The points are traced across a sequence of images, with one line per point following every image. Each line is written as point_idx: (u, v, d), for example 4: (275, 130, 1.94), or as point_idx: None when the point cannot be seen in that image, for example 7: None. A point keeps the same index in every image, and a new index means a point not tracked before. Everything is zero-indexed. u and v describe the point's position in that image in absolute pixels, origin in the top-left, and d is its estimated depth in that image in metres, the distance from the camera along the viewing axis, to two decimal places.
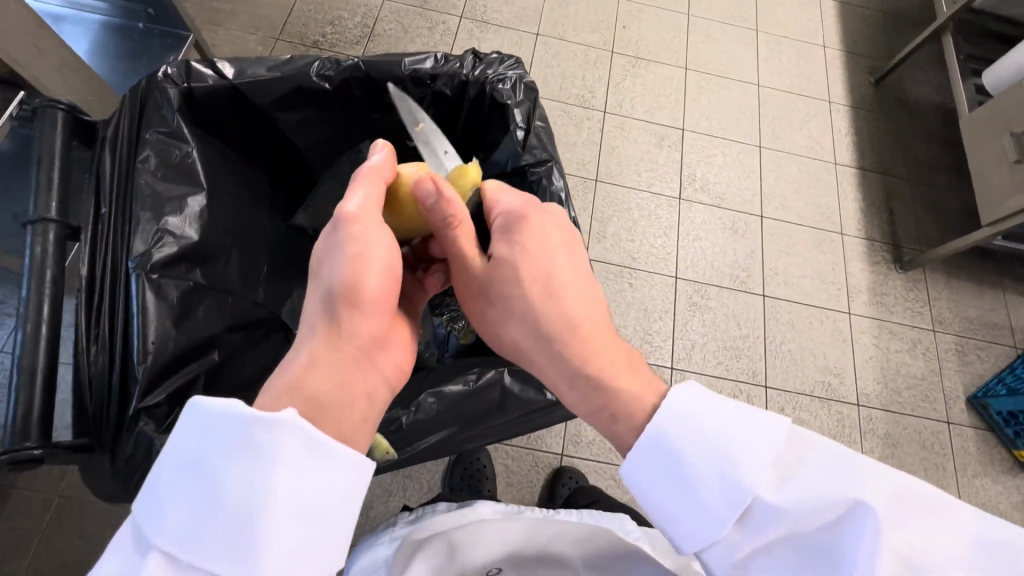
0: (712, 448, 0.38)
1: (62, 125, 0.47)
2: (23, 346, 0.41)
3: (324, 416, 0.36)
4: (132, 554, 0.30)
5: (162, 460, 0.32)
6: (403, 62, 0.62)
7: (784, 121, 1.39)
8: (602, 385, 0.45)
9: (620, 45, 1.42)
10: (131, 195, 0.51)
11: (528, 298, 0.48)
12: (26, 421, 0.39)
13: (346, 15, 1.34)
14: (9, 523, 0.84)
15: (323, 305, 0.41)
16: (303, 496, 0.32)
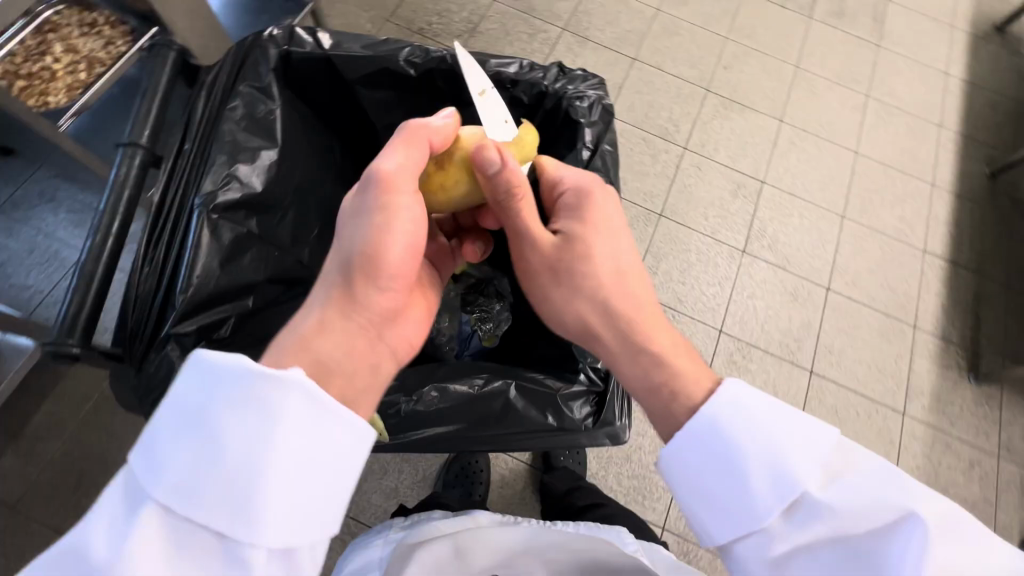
0: (768, 442, 0.39)
1: (171, 64, 0.52)
2: (88, 253, 0.45)
3: (329, 377, 0.39)
4: (130, 502, 0.32)
5: (164, 413, 0.34)
6: (489, 62, 0.62)
7: (875, 195, 1.30)
8: (660, 364, 0.46)
9: (717, 84, 1.38)
10: (214, 137, 0.55)
11: (599, 277, 0.49)
12: (74, 320, 0.43)
13: (455, 8, 1.39)
14: (53, 406, 0.93)
15: (342, 273, 0.43)
16: (304, 454, 0.34)
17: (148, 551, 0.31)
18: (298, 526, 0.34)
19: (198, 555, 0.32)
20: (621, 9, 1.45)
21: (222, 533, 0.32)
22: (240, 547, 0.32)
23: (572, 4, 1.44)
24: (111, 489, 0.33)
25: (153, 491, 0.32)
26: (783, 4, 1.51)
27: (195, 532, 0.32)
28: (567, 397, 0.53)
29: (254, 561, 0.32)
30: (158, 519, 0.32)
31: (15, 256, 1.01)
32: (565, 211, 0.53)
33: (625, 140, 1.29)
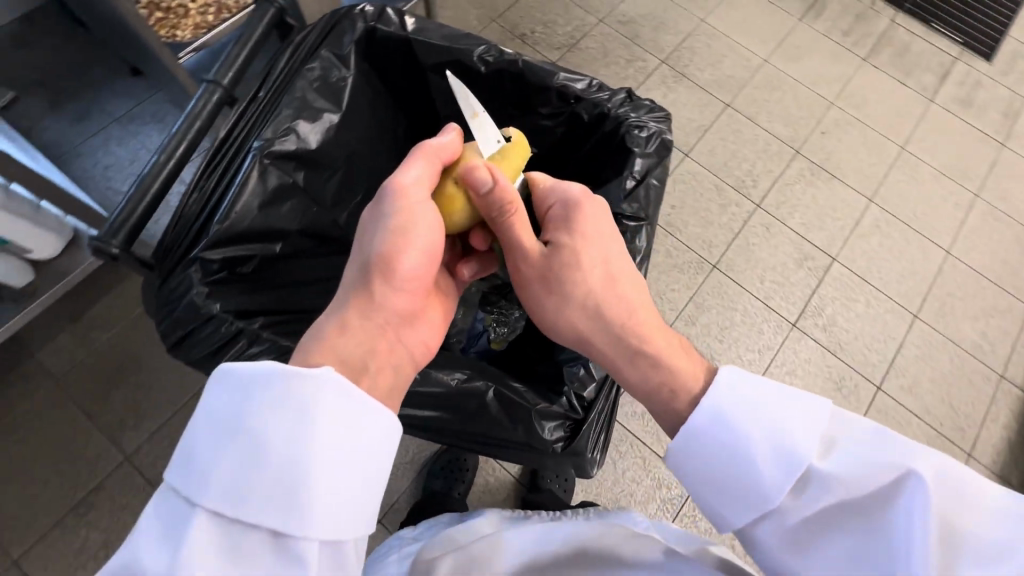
0: (769, 424, 0.39)
1: (267, 19, 0.57)
2: (151, 167, 0.49)
3: (357, 375, 0.38)
4: (178, 516, 0.32)
5: (200, 424, 0.34)
6: (558, 75, 0.63)
7: (959, 302, 1.19)
8: (660, 364, 0.45)
9: (809, 148, 1.32)
10: (286, 91, 0.59)
11: (588, 284, 0.48)
12: (122, 224, 0.47)
13: (561, 21, 1.41)
14: (112, 300, 1.02)
15: (361, 275, 0.44)
16: (341, 448, 0.34)
17: (205, 558, 0.30)
18: (343, 519, 0.33)
19: (252, 561, 0.31)
20: (727, 53, 1.41)
21: (276, 530, 0.31)
22: (293, 545, 0.32)
23: (678, 38, 1.42)
24: (156, 506, 0.32)
25: (200, 500, 0.31)
26: (904, 81, 1.42)
27: (249, 536, 0.31)
28: (542, 413, 0.52)
29: (309, 557, 0.32)
30: (210, 526, 0.31)
31: (119, 163, 1.12)
32: (554, 225, 0.52)
33: (696, 184, 1.26)
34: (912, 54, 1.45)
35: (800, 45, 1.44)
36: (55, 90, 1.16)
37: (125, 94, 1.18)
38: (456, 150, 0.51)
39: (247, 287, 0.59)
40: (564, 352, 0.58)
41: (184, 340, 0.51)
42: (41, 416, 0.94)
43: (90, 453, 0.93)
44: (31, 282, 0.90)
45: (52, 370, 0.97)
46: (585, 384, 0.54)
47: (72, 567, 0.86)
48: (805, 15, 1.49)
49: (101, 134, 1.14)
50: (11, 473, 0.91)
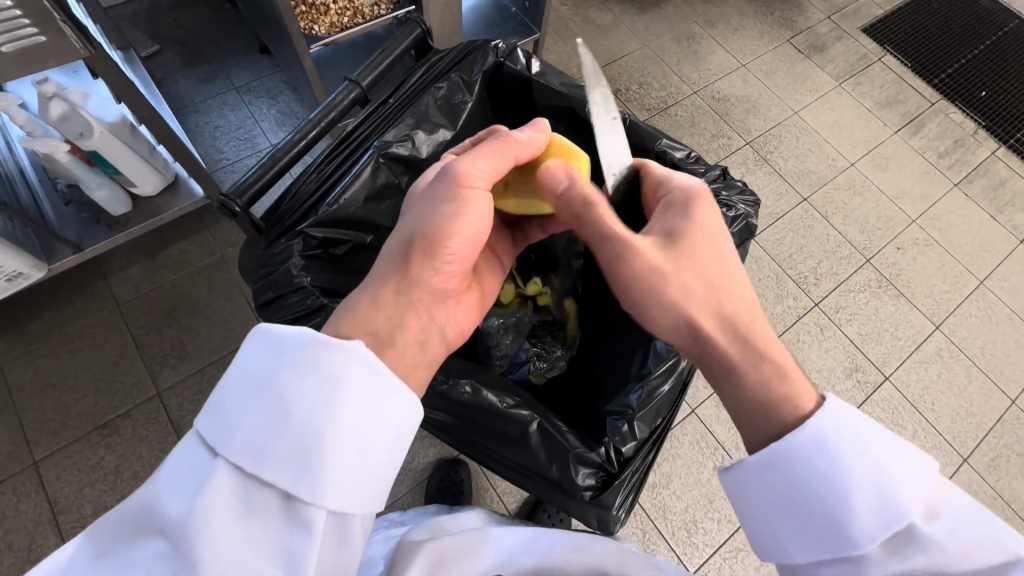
0: (874, 470, 0.38)
1: (412, 38, 0.64)
2: (284, 144, 0.55)
3: (383, 347, 0.41)
4: (200, 465, 0.32)
5: (230, 377, 0.34)
6: (660, 141, 0.66)
7: (1016, 458, 1.10)
8: (782, 373, 0.44)
9: (881, 260, 1.28)
10: (412, 104, 0.65)
11: (706, 271, 0.49)
12: (248, 187, 0.53)
13: (656, 85, 1.46)
14: (186, 247, 1.10)
15: (405, 252, 0.46)
16: (359, 420, 0.34)
17: (221, 508, 0.31)
18: (354, 494, 0.34)
19: (258, 517, 0.31)
20: (813, 149, 1.42)
21: (287, 493, 0.32)
22: (302, 510, 0.32)
23: (766, 124, 1.44)
24: (181, 451, 0.33)
25: (222, 450, 0.32)
26: (995, 216, 1.37)
27: (260, 493, 0.32)
28: (579, 458, 0.53)
29: (316, 528, 0.32)
30: (228, 477, 0.32)
31: (227, 126, 1.22)
32: (669, 206, 0.54)
33: (757, 269, 1.24)
34: (1008, 191, 1.41)
35: (891, 157, 1.43)
36: (192, 52, 1.29)
37: (249, 67, 1.29)
38: (539, 146, 0.55)
39: (336, 268, 0.62)
40: (612, 404, 0.59)
41: (273, 302, 0.55)
42: (96, 335, 1.01)
43: (129, 381, 0.98)
44: (126, 213, 0.98)
45: (118, 295, 1.05)
46: (626, 440, 0.54)
47: (82, 483, 0.90)
48: (902, 129, 1.48)
49: (219, 97, 1.25)
50: (56, 380, 0.97)
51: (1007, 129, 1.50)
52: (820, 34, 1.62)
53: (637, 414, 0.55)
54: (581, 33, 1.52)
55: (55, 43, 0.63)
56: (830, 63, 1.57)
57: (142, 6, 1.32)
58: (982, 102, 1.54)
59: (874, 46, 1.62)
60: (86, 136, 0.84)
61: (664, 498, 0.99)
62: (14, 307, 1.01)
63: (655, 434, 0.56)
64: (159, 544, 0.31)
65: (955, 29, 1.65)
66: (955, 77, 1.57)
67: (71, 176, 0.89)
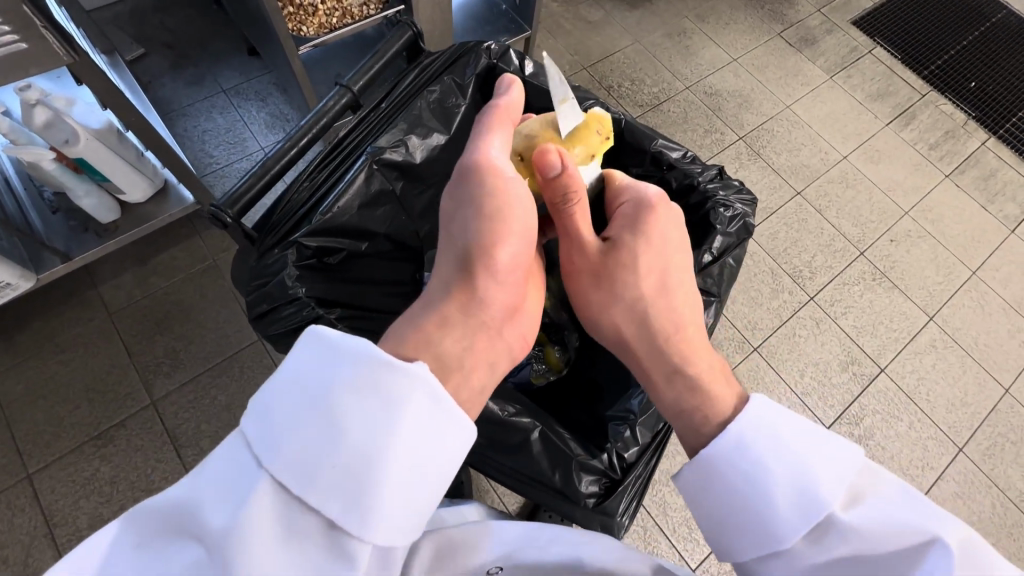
0: (791, 460, 0.38)
1: (403, 40, 0.63)
2: (275, 151, 0.54)
3: (450, 372, 0.40)
4: (243, 475, 0.31)
5: (283, 385, 0.33)
6: (657, 141, 0.66)
7: (1010, 446, 1.11)
8: (695, 388, 0.46)
9: (874, 253, 1.29)
10: (405, 108, 0.64)
11: (638, 287, 0.51)
12: (239, 197, 0.52)
13: (648, 81, 1.46)
14: (178, 253, 1.09)
15: (463, 266, 0.46)
16: (416, 451, 0.33)
17: (266, 531, 0.30)
18: (404, 527, 0.33)
19: (301, 542, 0.30)
20: (806, 143, 1.42)
21: (334, 522, 0.31)
22: (350, 543, 0.31)
23: (759, 119, 1.44)
24: (225, 451, 0.32)
25: (268, 465, 0.31)
26: (985, 206, 1.38)
27: (308, 520, 0.31)
28: (582, 465, 0.53)
29: (361, 559, 0.31)
30: (272, 496, 0.30)
31: (216, 130, 1.21)
32: (623, 218, 0.54)
33: (752, 264, 1.25)
34: (998, 181, 1.42)
35: (883, 150, 1.43)
36: (179, 55, 1.27)
37: (237, 69, 1.28)
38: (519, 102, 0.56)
39: (329, 278, 0.61)
40: (612, 410, 0.59)
41: (267, 314, 0.54)
42: (88, 344, 1.00)
43: (122, 390, 0.97)
44: (114, 220, 0.97)
45: (109, 303, 1.03)
46: (628, 446, 0.55)
47: (77, 495, 0.89)
48: (893, 121, 1.48)
49: (208, 101, 1.24)
50: (48, 391, 0.96)
51: (997, 120, 1.51)
52: (810, 27, 1.63)
53: (639, 419, 0.56)
54: (572, 29, 1.52)
55: (38, 49, 0.62)
56: (820, 56, 1.58)
57: (126, 9, 1.30)
58: (971, 93, 1.55)
59: (864, 38, 1.62)
60: (71, 143, 0.82)
61: (664, 495, 0.99)
62: (4, 318, 1.00)
63: (656, 440, 0.57)
64: (196, 551, 0.30)
65: (943, 20, 1.66)
66: (944, 69, 1.58)
67: (57, 184, 0.88)
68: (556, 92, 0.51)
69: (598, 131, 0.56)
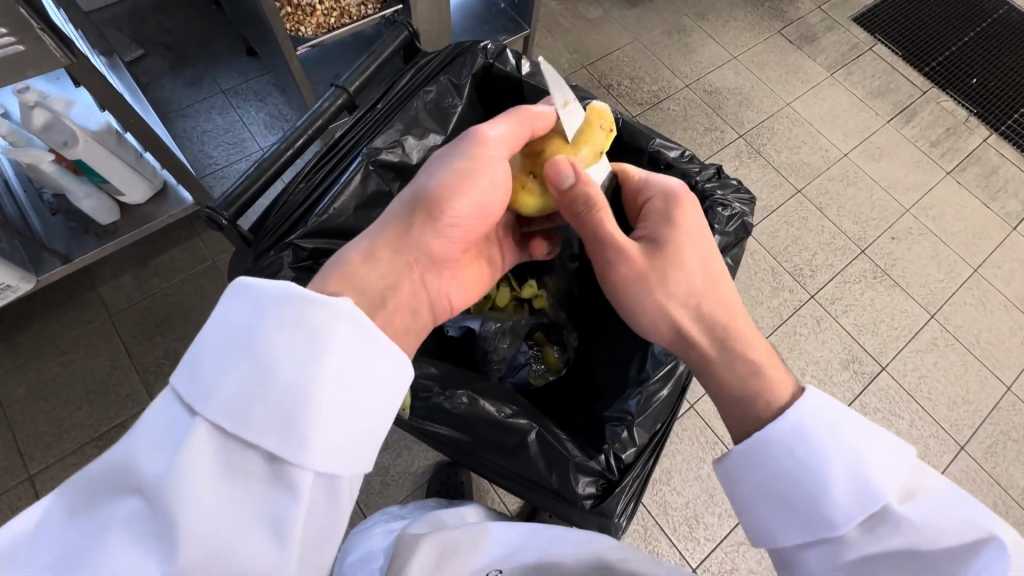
0: (849, 450, 0.38)
1: (399, 41, 0.63)
2: (270, 152, 0.53)
3: (374, 309, 0.40)
4: (177, 425, 0.31)
5: (210, 333, 0.33)
6: (654, 140, 0.66)
7: (1012, 444, 1.11)
8: (757, 372, 0.45)
9: (875, 251, 1.29)
10: (401, 109, 0.64)
11: (693, 280, 0.50)
12: (235, 198, 0.52)
13: (648, 79, 1.45)
14: (177, 254, 1.09)
15: (404, 216, 0.46)
16: (345, 383, 0.33)
17: (201, 469, 0.30)
18: (342, 458, 0.33)
19: (241, 480, 0.31)
20: (806, 141, 1.41)
21: (270, 455, 0.31)
22: (287, 471, 0.31)
23: (759, 117, 1.44)
24: (157, 410, 0.32)
25: (200, 409, 0.31)
26: (987, 203, 1.37)
27: (243, 454, 0.31)
28: (579, 467, 0.53)
29: (302, 489, 0.31)
30: (205, 437, 0.30)
31: (215, 130, 1.21)
32: (657, 209, 0.54)
33: (753, 262, 1.24)
34: (1000, 178, 1.41)
35: (884, 147, 1.43)
36: (178, 55, 1.27)
37: (236, 70, 1.27)
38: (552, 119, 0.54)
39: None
40: (609, 410, 0.59)
41: None
42: (88, 345, 1.00)
43: (123, 391, 0.97)
44: (114, 222, 0.97)
45: (110, 305, 1.04)
46: (625, 447, 0.54)
47: None
48: (894, 118, 1.47)
49: (207, 101, 1.23)
50: (49, 393, 0.96)
51: (998, 117, 1.50)
52: (811, 24, 1.62)
53: (637, 420, 0.55)
54: (571, 28, 1.51)
55: (36, 52, 0.62)
56: (821, 53, 1.57)
57: (125, 9, 1.30)
58: (973, 89, 1.54)
59: (865, 35, 1.62)
60: (70, 145, 0.82)
61: (664, 494, 0.99)
62: (4, 320, 1.00)
63: (655, 440, 0.57)
64: (133, 504, 0.30)
65: (944, 16, 1.65)
66: (945, 65, 1.57)
67: (56, 186, 0.87)
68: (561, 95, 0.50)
69: (603, 125, 0.55)
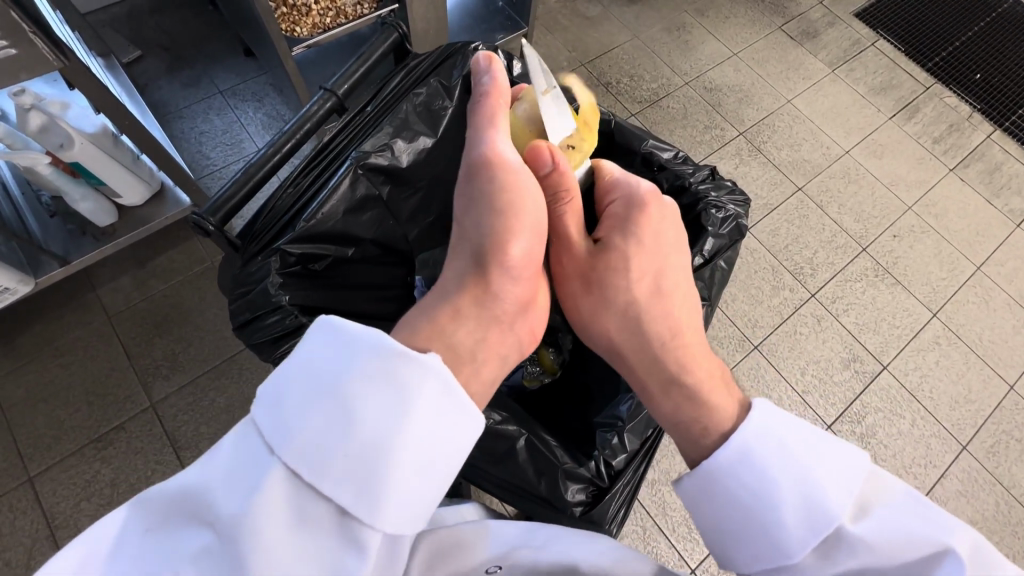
0: (799, 475, 0.37)
1: (389, 42, 0.62)
2: (258, 157, 0.53)
3: (462, 363, 0.39)
4: (253, 462, 0.30)
5: (297, 371, 0.32)
6: (647, 141, 0.65)
7: (1015, 444, 1.10)
8: (694, 399, 0.45)
9: (877, 249, 1.28)
10: (391, 112, 0.64)
11: (631, 292, 0.50)
12: (222, 205, 0.52)
13: (647, 77, 1.44)
14: (174, 255, 1.09)
15: (477, 259, 0.46)
16: (427, 444, 0.32)
17: (275, 515, 0.29)
18: (413, 518, 0.32)
19: (314, 529, 0.30)
20: (807, 138, 1.40)
21: (345, 509, 0.30)
22: (358, 530, 0.30)
23: (760, 114, 1.43)
24: (235, 437, 0.31)
25: (279, 450, 0.30)
26: (991, 200, 1.36)
27: (318, 504, 0.30)
28: (568, 473, 0.53)
29: (371, 548, 0.30)
30: (282, 481, 0.29)
31: (212, 132, 1.21)
32: (614, 220, 0.54)
33: (752, 261, 1.24)
34: (1004, 175, 1.40)
35: (885, 144, 1.41)
36: (175, 56, 1.27)
37: (233, 70, 1.27)
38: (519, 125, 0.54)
39: (315, 284, 0.61)
40: (600, 416, 0.59)
41: (251, 322, 0.54)
42: (87, 346, 1.00)
43: (122, 393, 0.97)
44: (111, 224, 0.97)
45: (108, 307, 1.04)
46: (616, 453, 0.55)
47: (77, 497, 0.90)
48: (896, 114, 1.46)
49: (205, 102, 1.23)
50: (48, 394, 0.96)
51: (1002, 112, 1.48)
52: (812, 20, 1.60)
53: (627, 426, 0.55)
54: (570, 26, 1.50)
55: (28, 55, 0.62)
56: (822, 50, 1.56)
57: (123, 11, 1.30)
58: (977, 85, 1.52)
59: (867, 31, 1.60)
60: (66, 147, 0.82)
61: (663, 495, 0.99)
62: (4, 322, 1.01)
63: (645, 445, 0.57)
64: (205, 535, 0.29)
65: (947, 11, 1.63)
66: (949, 61, 1.56)
67: (53, 188, 0.88)
68: (539, 86, 0.51)
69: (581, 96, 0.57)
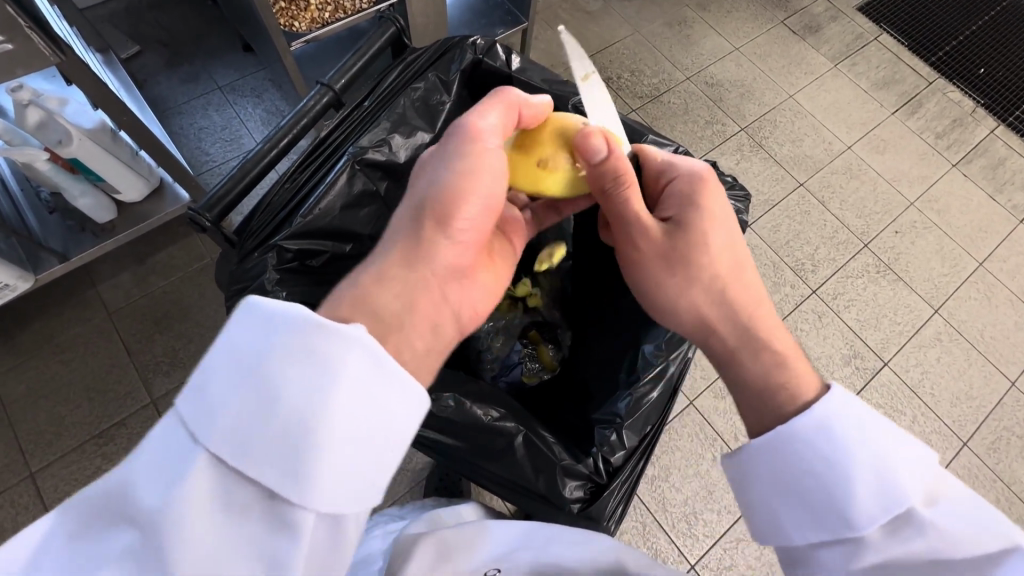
0: (875, 453, 0.38)
1: (386, 36, 0.62)
2: (255, 153, 0.53)
3: (389, 331, 0.38)
4: (174, 453, 0.30)
5: (218, 355, 0.32)
6: (647, 136, 0.65)
7: (1016, 440, 1.10)
8: (779, 363, 0.45)
9: (879, 245, 1.27)
10: (389, 106, 0.64)
11: (717, 267, 0.49)
12: (219, 201, 0.51)
13: (648, 72, 1.43)
14: (174, 251, 1.09)
15: (416, 226, 0.45)
16: (351, 414, 0.32)
17: (201, 504, 0.29)
18: (346, 496, 0.31)
19: (242, 515, 0.30)
20: (809, 133, 1.39)
21: (270, 491, 0.30)
22: (286, 513, 0.30)
23: (761, 109, 1.42)
24: (158, 432, 0.31)
25: (201, 439, 0.30)
26: (994, 196, 1.35)
27: (241, 489, 0.30)
28: (567, 470, 0.53)
29: (303, 529, 0.30)
30: (204, 468, 0.29)
31: (211, 127, 1.20)
32: (676, 194, 0.53)
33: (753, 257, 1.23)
34: (1007, 170, 1.39)
35: (887, 139, 1.41)
36: (173, 51, 1.27)
37: (231, 66, 1.27)
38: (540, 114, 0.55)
39: (312, 280, 0.61)
40: (598, 413, 0.59)
41: None
42: (88, 343, 1.00)
43: (122, 389, 0.97)
44: (111, 220, 0.97)
45: (108, 303, 1.04)
46: (614, 450, 0.54)
47: None
48: (898, 109, 1.45)
49: (203, 98, 1.23)
50: (50, 391, 0.97)
51: (1006, 107, 1.47)
52: (815, 14, 1.59)
53: (626, 423, 0.55)
54: (570, 20, 1.50)
55: (24, 50, 0.62)
56: (824, 44, 1.54)
57: (121, 6, 1.30)
58: (981, 80, 1.51)
59: (870, 25, 1.59)
60: (64, 144, 0.82)
61: (663, 490, 0.99)
62: (4, 319, 1.01)
63: (645, 441, 0.57)
64: (130, 536, 0.29)
65: (951, 5, 1.62)
66: (953, 55, 1.54)
67: (52, 185, 0.87)
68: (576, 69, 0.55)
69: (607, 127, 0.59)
